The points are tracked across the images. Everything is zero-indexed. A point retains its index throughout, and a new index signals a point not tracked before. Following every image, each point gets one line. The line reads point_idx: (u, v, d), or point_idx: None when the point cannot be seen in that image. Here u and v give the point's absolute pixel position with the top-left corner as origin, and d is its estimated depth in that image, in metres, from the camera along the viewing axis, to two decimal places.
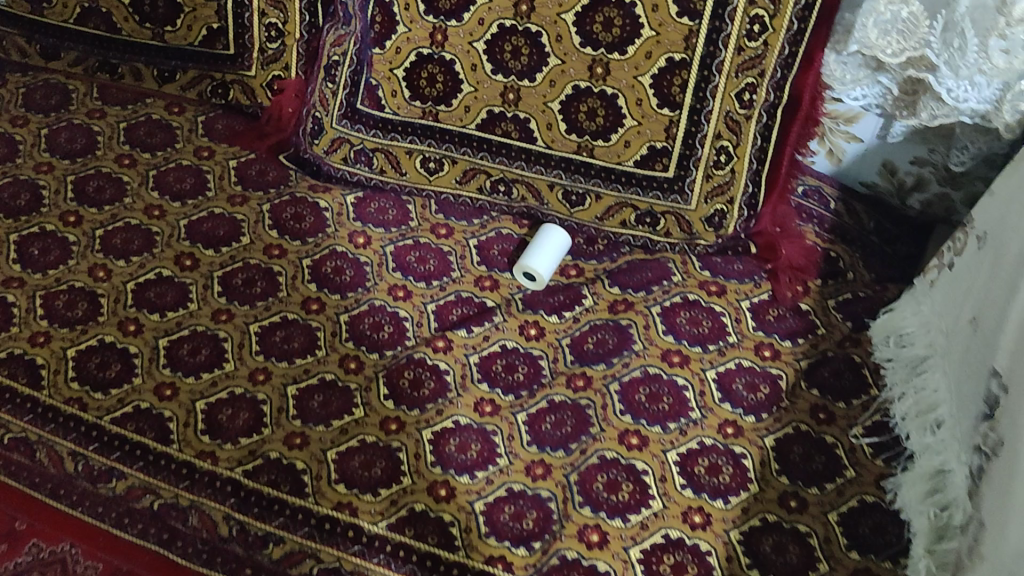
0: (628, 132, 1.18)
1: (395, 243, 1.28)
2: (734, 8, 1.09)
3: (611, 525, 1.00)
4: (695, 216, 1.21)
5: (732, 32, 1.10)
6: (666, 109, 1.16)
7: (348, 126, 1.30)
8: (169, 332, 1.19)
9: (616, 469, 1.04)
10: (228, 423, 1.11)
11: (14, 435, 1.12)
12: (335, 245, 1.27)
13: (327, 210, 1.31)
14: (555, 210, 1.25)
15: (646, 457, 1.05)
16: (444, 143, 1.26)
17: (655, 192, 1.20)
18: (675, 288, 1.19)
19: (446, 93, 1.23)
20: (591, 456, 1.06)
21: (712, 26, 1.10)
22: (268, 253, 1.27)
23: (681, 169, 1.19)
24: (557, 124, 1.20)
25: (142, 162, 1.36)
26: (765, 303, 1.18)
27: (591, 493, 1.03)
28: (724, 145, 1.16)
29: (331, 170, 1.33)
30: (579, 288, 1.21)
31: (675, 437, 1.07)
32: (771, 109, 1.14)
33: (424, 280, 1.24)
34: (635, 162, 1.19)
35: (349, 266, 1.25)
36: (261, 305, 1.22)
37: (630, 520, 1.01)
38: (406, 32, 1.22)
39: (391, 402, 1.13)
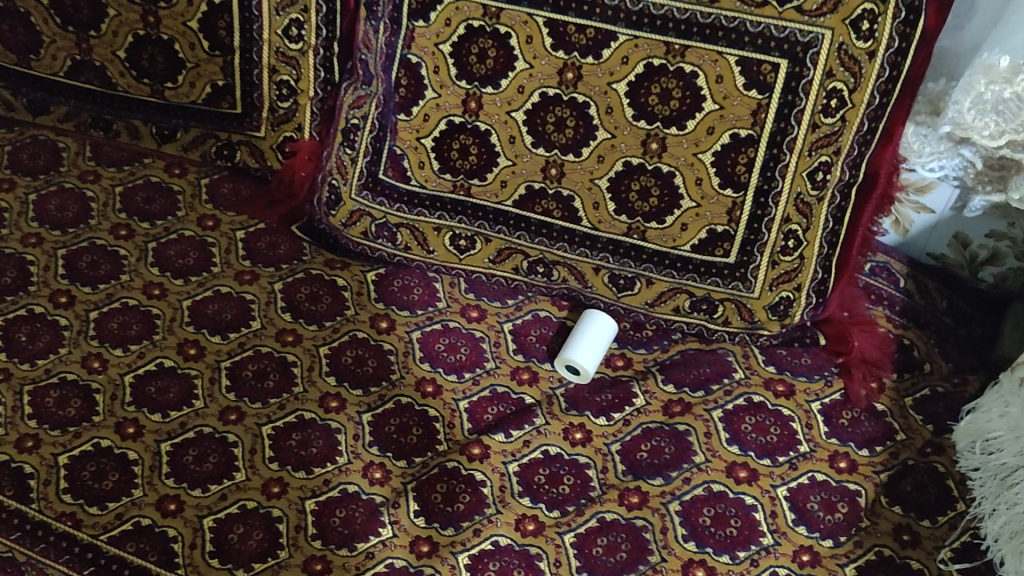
0: (686, 215, 1.06)
1: (422, 329, 1.15)
2: (811, 80, 0.97)
3: None
4: (757, 304, 1.09)
5: (806, 108, 0.99)
6: (730, 190, 1.03)
7: (369, 197, 1.17)
8: (172, 435, 1.06)
9: None
10: (239, 545, 0.98)
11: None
12: (356, 330, 1.15)
13: (345, 289, 1.19)
14: (600, 294, 1.13)
15: None
16: (478, 220, 1.13)
17: (714, 279, 1.08)
18: (738, 387, 1.07)
19: (480, 166, 1.11)
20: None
21: (784, 100, 0.99)
22: (281, 340, 1.14)
23: (744, 255, 1.06)
24: (605, 203, 1.08)
25: (140, 233, 1.24)
26: (838, 404, 1.07)
27: None
28: (793, 229, 1.04)
29: (349, 244, 1.20)
30: (629, 384, 1.09)
31: (747, 569, 0.94)
32: (846, 190, 1.03)
33: (455, 372, 1.12)
34: (692, 247, 1.07)
35: (371, 354, 1.13)
36: (275, 403, 1.09)
37: None
38: (436, 98, 1.10)
39: (422, 520, 1.00)
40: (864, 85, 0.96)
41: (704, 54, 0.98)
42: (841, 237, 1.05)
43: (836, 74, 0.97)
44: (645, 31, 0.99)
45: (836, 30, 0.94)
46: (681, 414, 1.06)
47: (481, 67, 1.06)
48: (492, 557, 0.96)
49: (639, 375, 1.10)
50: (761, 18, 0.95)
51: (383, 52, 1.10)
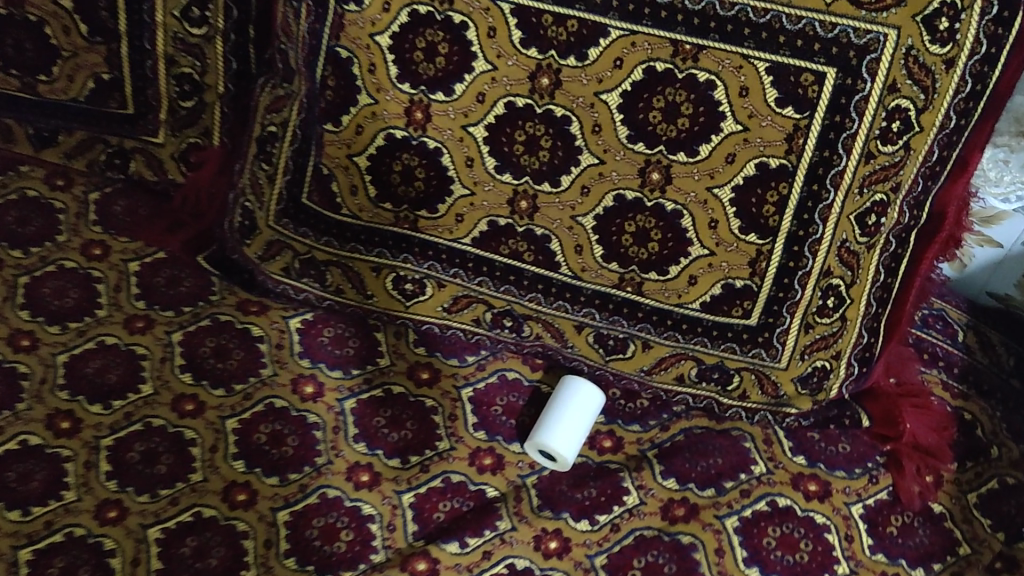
0: (695, 265, 0.81)
1: (357, 396, 0.92)
2: (866, 96, 0.72)
3: None
4: (784, 376, 0.85)
5: (859, 132, 0.74)
6: (755, 237, 0.79)
7: (288, 227, 0.92)
8: (32, 540, 0.80)
9: None
10: None
11: None
12: (273, 397, 0.91)
13: (261, 340, 0.95)
14: (585, 356, 0.89)
15: None
16: (427, 262, 0.89)
17: (730, 344, 0.84)
18: (759, 486, 0.83)
19: (429, 195, 0.86)
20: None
21: (830, 121, 0.74)
22: (179, 410, 0.90)
23: (769, 315, 0.82)
24: (590, 247, 0.83)
25: (9, 262, 0.97)
26: (886, 507, 0.83)
27: None
28: (834, 283, 0.80)
29: (268, 282, 0.95)
30: (620, 477, 0.85)
31: None
32: (904, 234, 0.78)
33: (399, 454, 0.88)
34: (703, 305, 0.83)
35: (292, 429, 0.89)
36: (166, 497, 0.85)
37: None
38: (372, 105, 0.83)
39: None
40: (937, 103, 0.72)
41: (724, 57, 0.73)
42: (894, 292, 0.81)
43: (900, 87, 0.72)
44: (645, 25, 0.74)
45: (903, 28, 0.69)
46: (686, 519, 0.82)
47: (430, 67, 0.80)
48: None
49: (630, 463, 0.86)
50: (803, 11, 0.70)
51: (307, 43, 0.82)
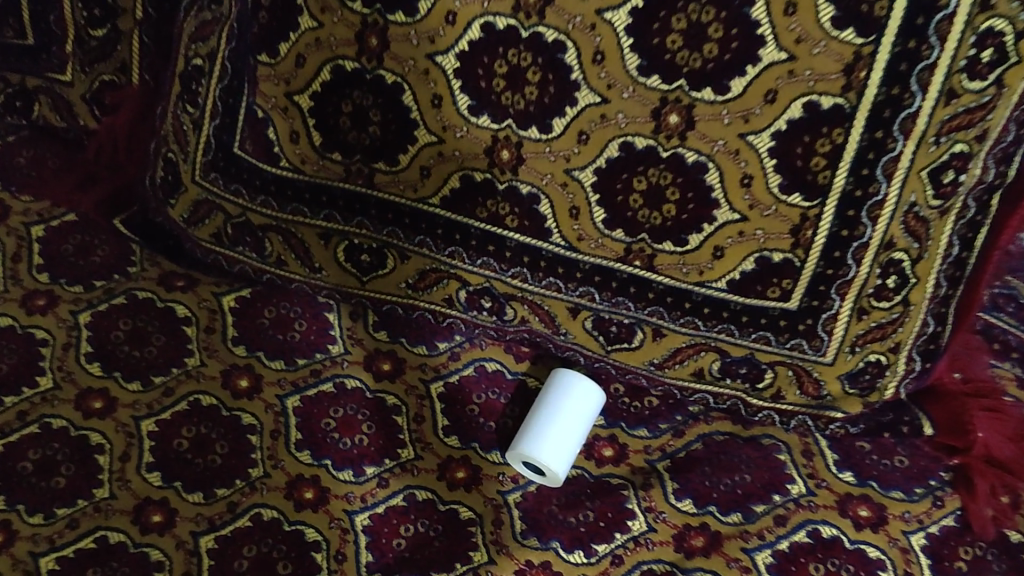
0: (722, 233, 0.64)
1: (301, 393, 0.74)
2: (951, 15, 0.53)
3: None
4: (830, 372, 0.68)
5: (941, 65, 0.54)
6: (800, 198, 0.62)
7: (219, 182, 0.75)
8: None
9: None
10: None
11: None
12: (200, 394, 0.74)
13: (187, 323, 0.78)
14: (582, 344, 0.72)
15: None
16: (385, 228, 0.72)
17: (764, 334, 0.67)
18: (797, 512, 0.66)
19: (386, 143, 0.68)
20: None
21: (903, 50, 0.54)
22: (83, 409, 0.73)
23: (816, 296, 0.65)
24: (589, 209, 0.65)
25: None
26: (956, 536, 0.65)
27: None
28: (897, 258, 0.63)
29: (197, 250, 0.79)
30: (624, 497, 0.68)
31: None
32: (986, 196, 0.60)
33: (351, 465, 0.71)
34: (732, 284, 0.65)
35: (221, 434, 0.72)
36: (62, 517, 0.67)
37: None
38: (316, 29, 0.65)
39: None
40: None
41: None
42: (971, 266, 0.64)
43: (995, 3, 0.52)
44: None
45: None
46: (706, 553, 0.65)
47: None
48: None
49: (637, 480, 0.69)
50: None
51: None
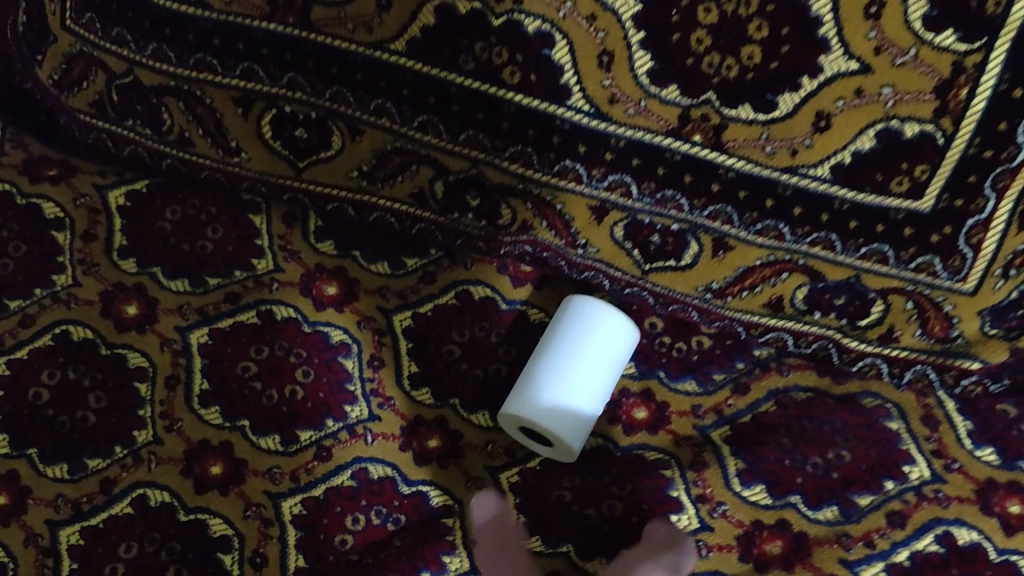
0: (828, 93, 0.41)
1: (213, 326, 0.53)
2: None
3: None
4: (970, 308, 0.46)
5: None
6: (955, 38, 0.38)
7: (93, 27, 0.51)
8: None
9: None
10: None
11: None
12: (70, 324, 0.53)
13: (58, 227, 0.56)
14: (609, 261, 0.51)
15: None
16: (329, 88, 0.49)
17: (879, 246, 0.45)
18: (921, 508, 0.45)
19: None
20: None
21: None
22: None
23: (974, 195, 0.42)
24: (625, 56, 0.43)
25: None
26: None
27: None
28: None
29: (74, 125, 0.57)
30: (666, 482, 0.48)
31: None
32: None
33: (276, 429, 0.50)
34: (836, 173, 0.43)
35: (97, 381, 0.51)
36: None
37: None
38: None
39: None
40: None
41: None
42: None
43: None
44: None
45: None
46: (786, 566, 0.44)
47: None
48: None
49: (684, 457, 0.48)
50: None
51: None
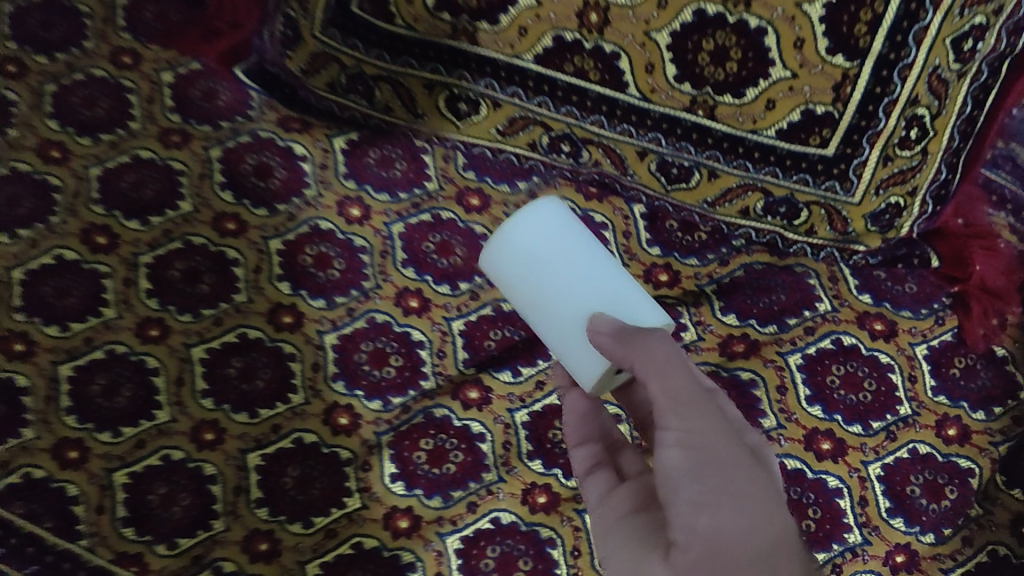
0: (775, 87, 0.74)
1: (405, 221, 0.88)
2: None
3: None
4: (855, 211, 0.81)
5: None
6: (842, 59, 0.70)
7: (336, 39, 0.83)
8: (73, 355, 0.82)
9: None
10: (163, 512, 0.77)
11: None
12: (318, 219, 0.88)
13: (304, 158, 0.90)
14: (646, 185, 0.86)
15: None
16: (483, 80, 0.84)
17: (803, 176, 0.79)
18: (824, 324, 0.82)
19: (491, 6, 0.77)
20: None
21: None
22: (220, 229, 0.87)
23: (848, 146, 0.76)
24: (662, 65, 0.75)
25: (35, 70, 0.94)
26: (950, 348, 0.82)
27: None
28: (919, 113, 0.74)
29: (311, 97, 0.89)
30: (678, 314, 0.82)
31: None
32: (997, 61, 0.71)
33: (447, 281, 0.85)
34: (779, 132, 0.77)
35: (338, 252, 0.86)
36: (210, 316, 0.84)
37: None
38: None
39: (401, 487, 0.78)
40: None
41: None
42: (978, 121, 0.76)
43: None
44: None
45: None
46: (746, 356, 0.80)
47: None
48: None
49: (688, 299, 0.83)
50: None
51: None
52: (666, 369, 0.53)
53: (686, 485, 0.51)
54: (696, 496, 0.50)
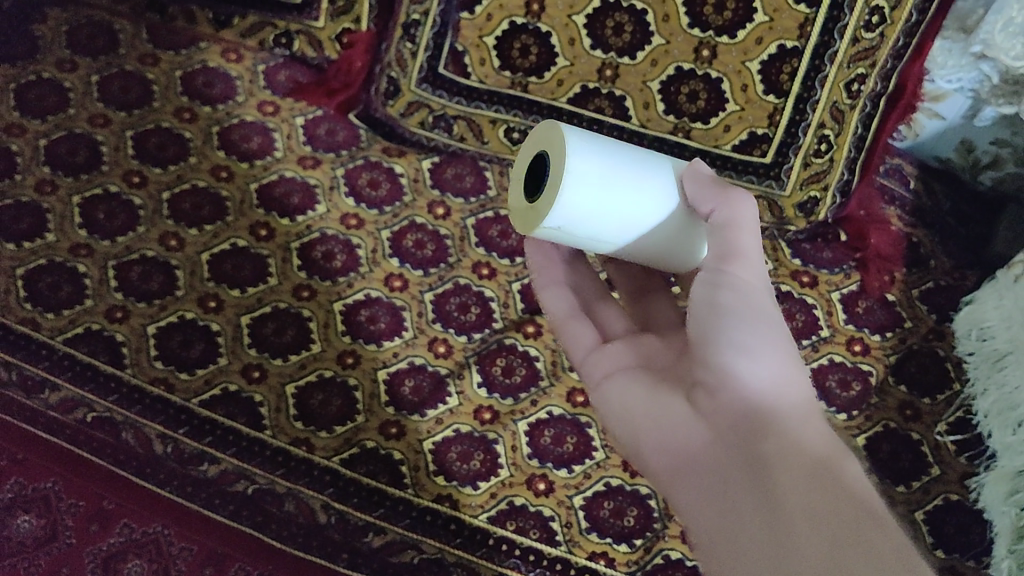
0: (730, 116, 1.19)
1: (476, 217, 1.25)
2: (845, 24, 1.09)
3: (618, 550, 1.08)
4: (788, 201, 1.21)
5: (840, 49, 1.11)
6: (771, 96, 1.16)
7: (428, 90, 1.24)
8: (250, 309, 1.18)
9: (622, 496, 1.09)
10: (321, 410, 1.12)
11: (118, 421, 1.11)
12: (414, 215, 1.24)
13: (402, 176, 1.27)
14: None
15: (649, 482, 1.10)
16: (531, 115, 1.23)
17: (751, 177, 1.20)
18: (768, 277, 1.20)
19: (539, 65, 1.21)
20: (656, 555, 1.07)
21: (821, 41, 1.11)
22: (345, 223, 1.24)
23: (781, 156, 1.19)
24: (655, 103, 1.20)
25: (203, 116, 1.31)
26: (855, 295, 1.21)
27: (597, 519, 1.08)
28: (826, 133, 1.16)
29: (406, 133, 1.27)
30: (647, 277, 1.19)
31: None
32: (876, 100, 1.12)
33: (508, 255, 1.22)
34: (734, 147, 1.20)
35: (430, 238, 1.23)
36: (344, 282, 1.20)
37: (636, 545, 1.08)
38: (569, 66, 1.20)
39: (485, 390, 1.14)
40: (903, 5, 1.06)
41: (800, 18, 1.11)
42: (867, 144, 1.15)
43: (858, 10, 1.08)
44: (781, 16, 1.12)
45: None
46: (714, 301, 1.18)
47: None
48: (508, 516, 1.08)
49: None
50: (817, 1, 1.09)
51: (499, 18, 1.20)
52: (742, 231, 0.72)
53: (732, 339, 0.70)
54: (735, 350, 0.69)
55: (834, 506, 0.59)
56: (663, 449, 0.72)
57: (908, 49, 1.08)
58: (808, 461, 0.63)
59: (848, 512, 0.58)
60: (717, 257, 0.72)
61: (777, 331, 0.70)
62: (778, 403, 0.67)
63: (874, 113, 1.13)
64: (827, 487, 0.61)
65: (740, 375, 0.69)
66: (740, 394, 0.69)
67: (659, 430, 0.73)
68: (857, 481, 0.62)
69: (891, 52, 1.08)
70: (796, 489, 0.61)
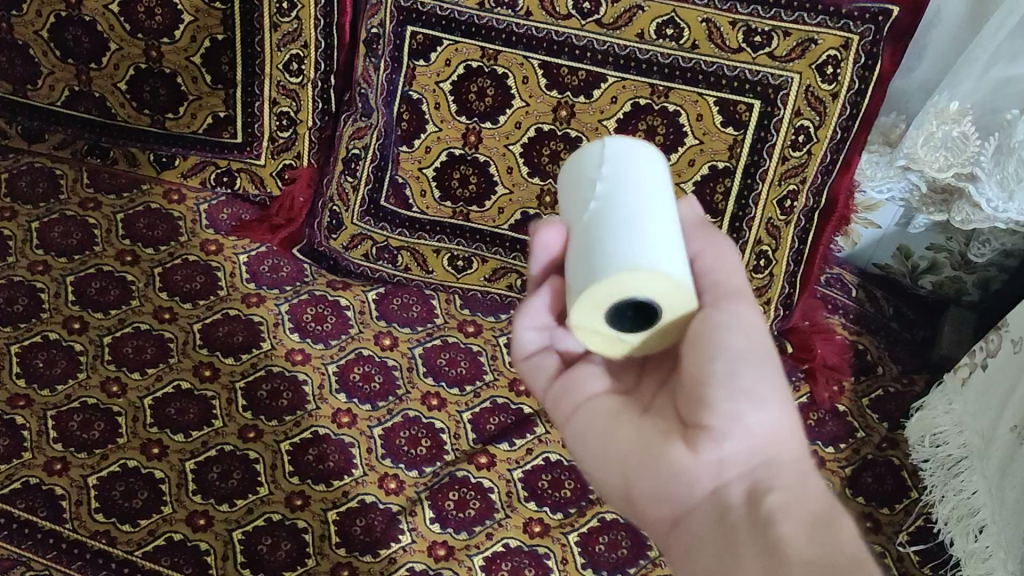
0: None
1: (423, 345, 1.25)
2: (773, 144, 1.11)
3: None
4: None
5: (770, 167, 1.13)
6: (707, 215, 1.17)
7: (371, 223, 1.26)
8: (195, 454, 1.15)
9: None
10: (270, 555, 1.08)
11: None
12: (361, 347, 1.24)
13: (348, 307, 1.27)
14: None
15: None
16: (475, 243, 1.24)
17: None
18: None
19: (479, 194, 1.21)
20: None
21: (751, 161, 1.13)
22: (291, 359, 1.22)
23: None
24: None
25: (146, 258, 1.30)
26: (806, 407, 1.21)
27: None
28: (763, 249, 1.18)
29: (350, 265, 1.29)
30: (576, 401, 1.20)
31: None
32: (810, 214, 1.15)
33: (458, 385, 1.22)
34: None
35: (377, 370, 1.22)
36: (291, 420, 1.18)
37: None
38: (508, 194, 1.20)
39: (437, 526, 1.10)
40: (828, 122, 1.09)
41: (728, 141, 1.12)
42: (805, 255, 1.18)
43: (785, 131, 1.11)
44: (710, 139, 1.13)
45: (803, 74, 1.07)
46: None
47: (481, 104, 1.16)
48: None
49: None
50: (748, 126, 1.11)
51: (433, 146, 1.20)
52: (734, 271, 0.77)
53: (741, 385, 0.71)
54: (744, 396, 0.71)
55: (834, 551, 0.63)
56: (661, 496, 0.73)
57: (836, 164, 1.12)
58: (810, 513, 0.67)
59: (848, 562, 0.62)
60: (714, 293, 0.75)
61: (776, 372, 0.74)
62: (780, 455, 0.72)
63: (809, 227, 1.16)
64: (825, 534, 0.65)
65: (747, 421, 0.71)
66: (748, 442, 0.71)
67: (661, 474, 0.73)
68: (851, 528, 0.67)
69: (819, 169, 1.12)
70: (799, 537, 0.65)
